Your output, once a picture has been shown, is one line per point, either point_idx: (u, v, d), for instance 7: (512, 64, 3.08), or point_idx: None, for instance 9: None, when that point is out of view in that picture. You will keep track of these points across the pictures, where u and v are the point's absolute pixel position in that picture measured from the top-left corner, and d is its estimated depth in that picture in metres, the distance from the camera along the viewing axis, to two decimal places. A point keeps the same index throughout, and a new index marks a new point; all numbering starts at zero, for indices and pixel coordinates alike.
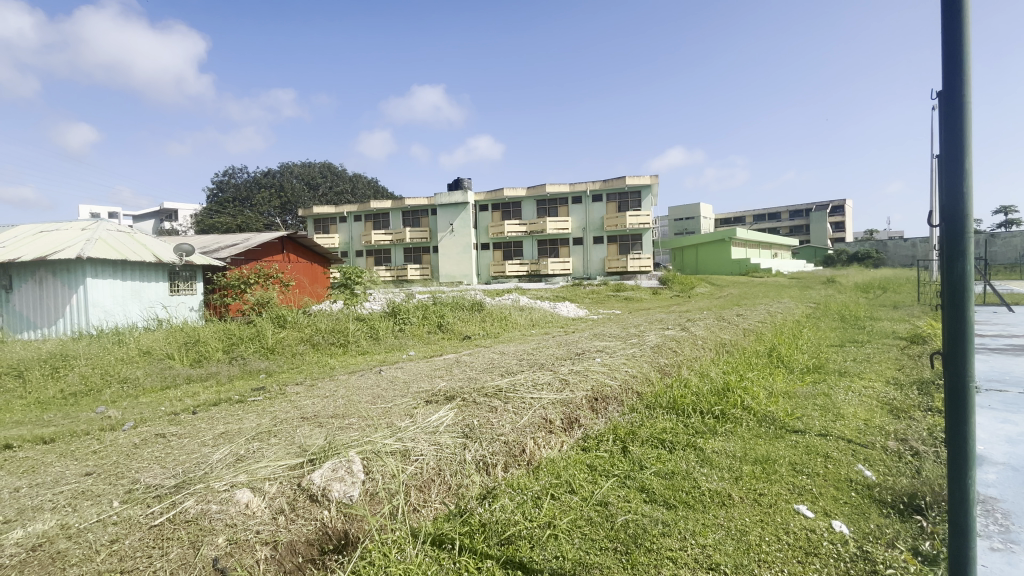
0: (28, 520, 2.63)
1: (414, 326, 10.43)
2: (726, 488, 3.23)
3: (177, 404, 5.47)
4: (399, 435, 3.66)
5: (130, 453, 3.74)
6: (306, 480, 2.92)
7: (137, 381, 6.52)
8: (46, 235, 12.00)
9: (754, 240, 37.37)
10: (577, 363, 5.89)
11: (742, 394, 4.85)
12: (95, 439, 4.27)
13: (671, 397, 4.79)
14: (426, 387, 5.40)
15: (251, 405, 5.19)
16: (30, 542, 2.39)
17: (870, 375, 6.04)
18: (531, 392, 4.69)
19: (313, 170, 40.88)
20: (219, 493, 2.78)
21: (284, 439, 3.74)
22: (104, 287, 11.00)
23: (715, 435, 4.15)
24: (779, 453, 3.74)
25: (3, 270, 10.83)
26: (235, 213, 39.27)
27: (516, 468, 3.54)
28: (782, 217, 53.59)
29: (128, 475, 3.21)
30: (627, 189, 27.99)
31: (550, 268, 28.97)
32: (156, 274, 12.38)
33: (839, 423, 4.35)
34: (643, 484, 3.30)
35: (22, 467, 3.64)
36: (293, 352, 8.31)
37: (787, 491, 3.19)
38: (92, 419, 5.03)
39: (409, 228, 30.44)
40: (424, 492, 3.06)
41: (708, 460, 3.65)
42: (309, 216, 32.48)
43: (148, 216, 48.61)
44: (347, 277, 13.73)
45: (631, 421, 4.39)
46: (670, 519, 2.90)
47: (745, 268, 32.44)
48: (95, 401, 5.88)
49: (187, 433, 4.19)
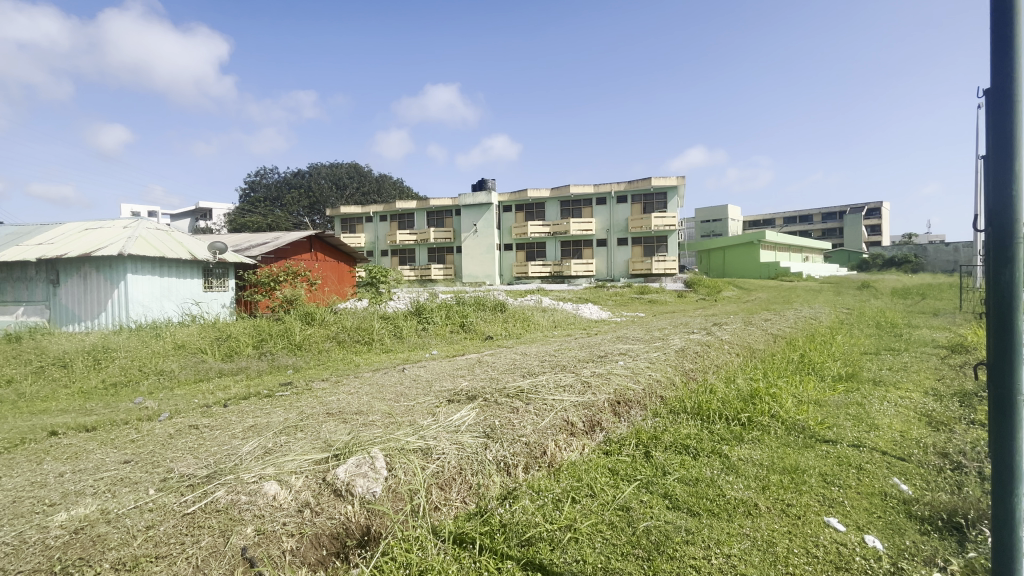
0: (71, 504, 2.76)
1: (437, 326, 10.52)
2: (753, 497, 3.15)
3: (209, 397, 5.67)
4: (421, 433, 3.70)
5: (166, 443, 3.89)
6: (331, 475, 2.99)
7: (173, 373, 6.79)
8: (91, 233, 12.60)
9: (784, 243, 36.47)
10: (600, 365, 5.88)
11: (770, 401, 4.71)
12: (134, 428, 4.47)
13: (696, 402, 4.70)
14: (448, 386, 5.45)
15: (280, 399, 5.33)
16: (73, 526, 2.50)
17: (907, 385, 5.77)
18: (553, 394, 4.68)
19: (341, 170, 41.62)
20: (249, 485, 2.87)
21: (310, 434, 3.83)
22: (142, 283, 11.46)
23: (741, 442, 4.06)
24: (808, 462, 3.63)
25: (51, 266, 11.40)
26: (266, 213, 40.63)
27: (537, 470, 3.53)
28: (814, 220, 51.88)
29: (164, 464, 3.34)
30: (653, 189, 27.63)
31: (573, 269, 28.84)
32: (190, 271, 12.83)
33: (874, 434, 4.18)
34: (666, 490, 3.24)
35: (66, 453, 3.83)
36: (320, 348, 8.49)
37: (817, 503, 3.09)
38: (131, 409, 5.27)
39: (433, 228, 30.78)
40: (445, 490, 3.09)
41: (733, 467, 3.57)
42: (336, 216, 33.19)
43: (185, 215, 50.69)
44: (373, 277, 13.94)
45: (655, 426, 4.33)
46: (693, 526, 2.84)
47: (774, 272, 31.41)
48: (133, 391, 6.15)
49: (219, 425, 4.33)
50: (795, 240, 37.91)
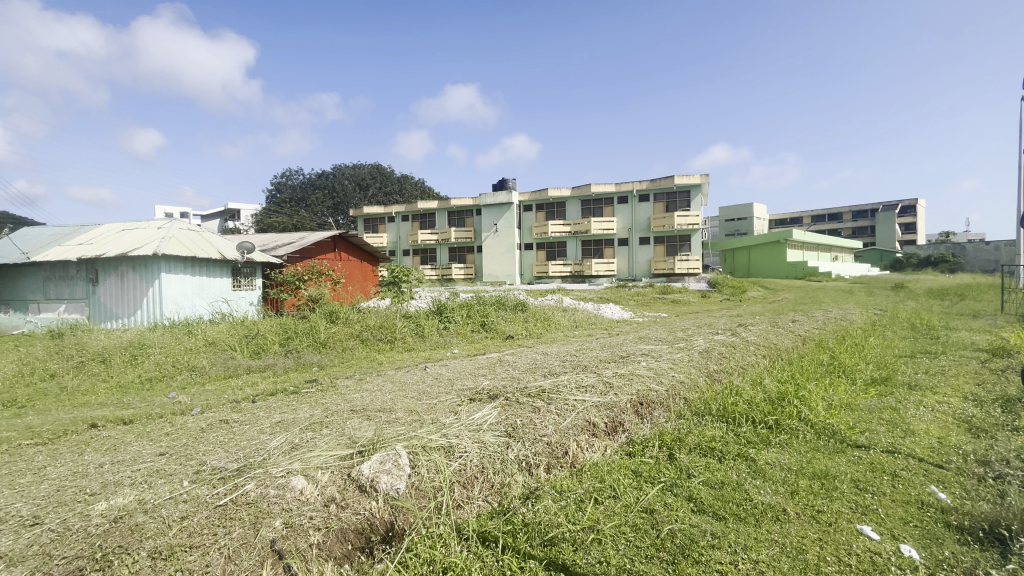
0: (110, 494, 2.88)
1: (458, 325, 10.59)
2: (781, 503, 3.07)
3: (238, 392, 5.83)
4: (443, 431, 3.73)
5: (198, 437, 4.02)
6: (356, 470, 3.05)
7: (205, 369, 7.01)
8: (128, 233, 13.09)
9: (813, 242, 35.46)
10: (623, 365, 5.82)
11: (799, 404, 4.59)
12: (168, 421, 4.63)
13: (721, 404, 4.61)
14: (470, 385, 5.48)
15: (305, 396, 5.45)
16: (112, 515, 2.60)
17: (945, 390, 5.54)
18: (574, 394, 4.67)
19: (364, 171, 42.21)
20: (277, 479, 2.94)
21: (335, 430, 3.90)
22: (175, 282, 11.86)
23: (768, 445, 3.97)
24: (839, 468, 3.53)
25: (90, 266, 11.89)
26: (291, 213, 41.58)
27: (559, 470, 3.52)
28: (844, 218, 50.29)
29: (196, 457, 3.45)
30: (675, 188, 27.21)
31: (594, 268, 28.65)
32: (220, 270, 13.21)
33: (910, 440, 4.03)
34: (691, 493, 3.19)
35: (105, 444, 4.00)
36: (343, 346, 8.64)
37: (849, 510, 3.00)
38: (165, 403, 5.46)
39: (454, 228, 30.98)
40: (467, 488, 3.11)
41: (761, 471, 3.49)
42: (359, 217, 33.70)
43: (215, 216, 52.30)
44: (396, 276, 14.11)
45: (678, 427, 4.27)
46: (719, 531, 2.79)
47: (801, 272, 30.59)
48: (167, 386, 6.38)
49: (248, 420, 4.45)
50: (823, 239, 36.83)
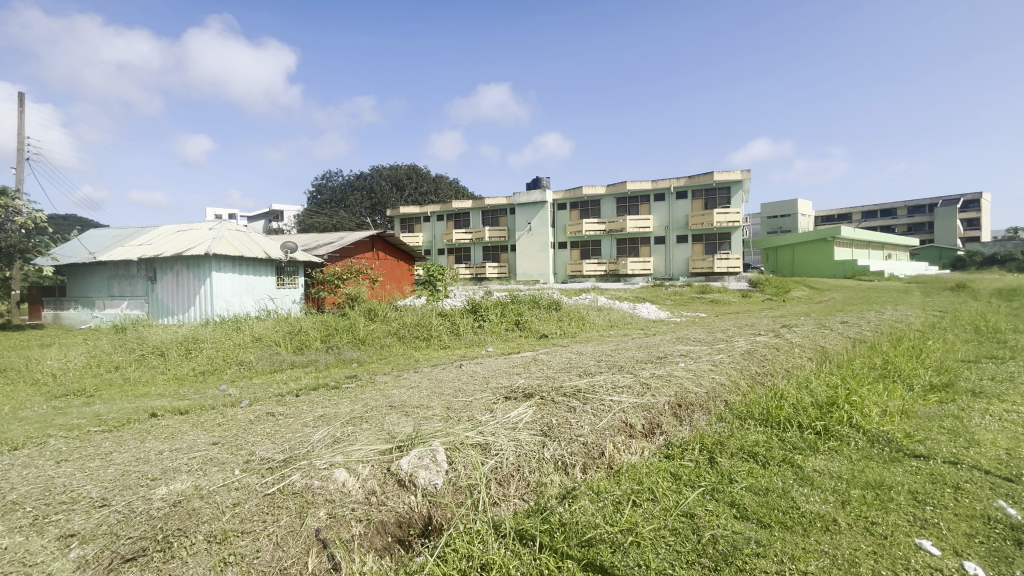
0: (170, 479, 3.06)
1: (492, 323, 10.66)
2: (831, 512, 2.94)
3: (283, 386, 6.08)
4: (479, 428, 3.76)
5: (248, 428, 4.21)
6: (395, 465, 3.12)
7: (252, 364, 7.34)
8: (182, 234, 13.85)
9: (864, 239, 33.65)
10: (660, 366, 5.70)
11: (850, 409, 4.37)
12: (219, 413, 4.88)
13: (765, 408, 4.45)
14: (505, 383, 5.51)
15: (346, 391, 5.62)
16: (172, 499, 2.77)
17: (1015, 398, 5.15)
18: (610, 394, 4.61)
19: (401, 171, 42.98)
20: (321, 470, 3.05)
21: (375, 425, 4.01)
22: (225, 280, 12.46)
23: (816, 452, 3.80)
24: (895, 478, 3.34)
25: (149, 265, 12.67)
26: (331, 214, 42.97)
27: (595, 471, 3.49)
28: (898, 214, 47.48)
29: (246, 447, 3.62)
30: (715, 184, 26.42)
31: (629, 267, 28.20)
32: (266, 269, 13.77)
33: (974, 451, 3.77)
34: (733, 499, 3.10)
35: (164, 432, 4.26)
36: (382, 343, 8.86)
37: (907, 523, 2.84)
38: (216, 395, 5.75)
39: (488, 227, 31.19)
40: (503, 486, 3.13)
41: (808, 479, 3.35)
42: (395, 217, 34.43)
43: (261, 217, 54.68)
44: (431, 275, 14.32)
45: (719, 431, 4.15)
46: (764, 539, 2.69)
47: (850, 270, 29.09)
48: (218, 379, 6.73)
49: (292, 413, 4.63)
50: (875, 237, 34.90)
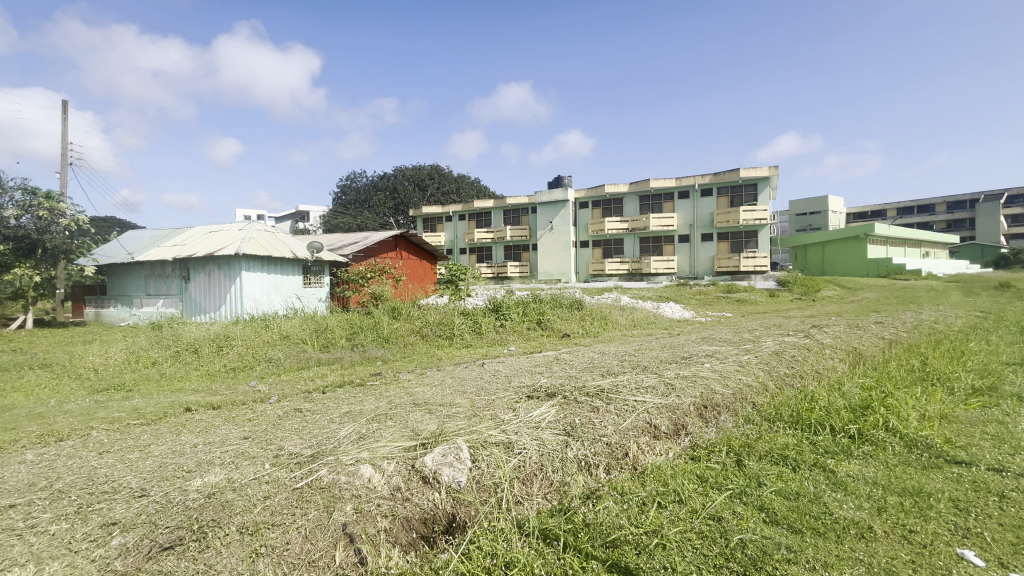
0: (204, 471, 3.17)
1: (514, 323, 10.67)
2: (866, 519, 2.84)
3: (310, 383, 6.23)
4: (502, 427, 3.77)
5: (276, 423, 4.33)
6: (419, 462, 3.16)
7: (280, 361, 7.53)
8: (214, 235, 14.29)
9: (899, 237, 32.39)
10: (685, 367, 5.61)
11: (886, 413, 4.22)
12: (250, 408, 5.03)
13: (795, 411, 4.34)
14: (527, 382, 5.51)
15: (371, 388, 5.73)
16: (207, 491, 2.86)
17: None
18: (634, 394, 4.56)
19: (423, 172, 43.34)
20: (347, 466, 3.11)
21: (399, 422, 4.06)
22: (254, 279, 12.81)
23: (850, 457, 3.67)
24: (935, 485, 3.21)
25: (183, 264, 13.13)
26: (356, 214, 43.74)
27: (619, 471, 3.46)
28: (936, 210, 45.53)
29: (276, 442, 3.72)
30: (741, 181, 25.83)
31: (652, 266, 27.83)
32: (293, 268, 14.10)
33: (1021, 458, 3.58)
34: (762, 503, 3.03)
35: (198, 426, 4.41)
36: (405, 342, 8.98)
37: (948, 532, 2.72)
38: (247, 391, 5.91)
39: (510, 227, 31.22)
40: (527, 485, 3.13)
41: (842, 484, 3.25)
42: (418, 216, 34.78)
43: (288, 217, 56.00)
44: (453, 274, 14.42)
45: (747, 433, 4.06)
46: (795, 545, 2.62)
47: (885, 269, 28.05)
48: (249, 375, 6.93)
49: (319, 410, 4.74)
50: (912, 234, 33.54)
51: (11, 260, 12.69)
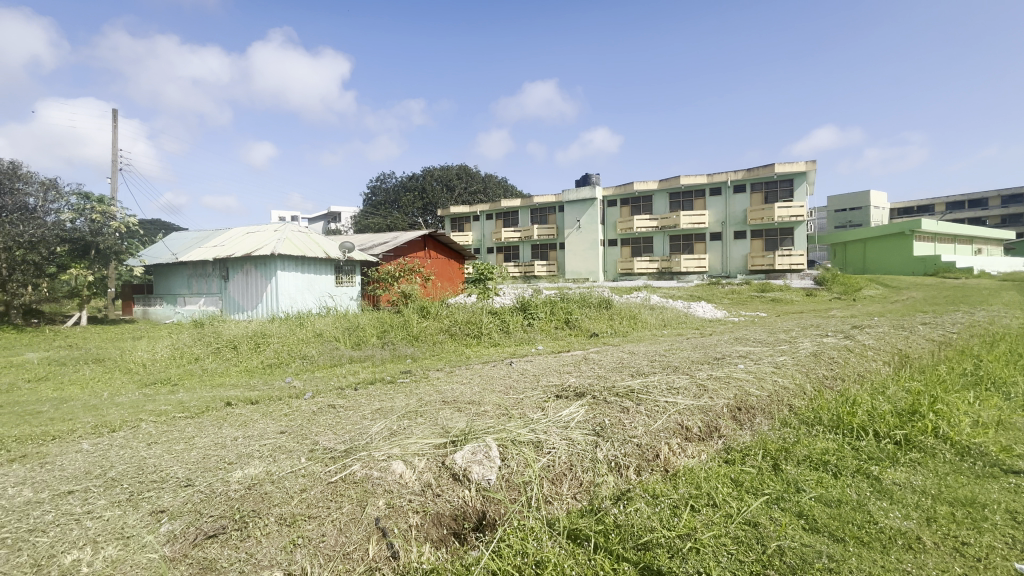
0: (244, 464, 3.29)
1: (542, 322, 10.65)
2: (914, 529, 2.71)
3: (342, 380, 6.39)
4: (532, 426, 3.77)
5: (311, 418, 4.46)
6: (449, 459, 3.19)
7: (314, 358, 7.75)
8: (251, 236, 14.81)
9: (949, 233, 30.69)
10: (717, 367, 5.47)
11: (936, 419, 4.01)
12: (286, 403, 5.20)
13: (835, 414, 4.17)
14: (555, 381, 5.49)
15: (401, 386, 5.83)
16: (247, 482, 2.97)
17: None
18: (665, 395, 4.48)
19: (451, 172, 43.73)
20: (380, 462, 3.17)
21: (429, 419, 4.12)
22: (289, 278, 13.21)
23: (896, 464, 3.51)
24: (990, 495, 3.03)
25: (222, 264, 13.66)
26: (386, 215, 44.55)
27: (650, 473, 3.41)
28: (990, 205, 42.91)
29: (311, 436, 3.83)
30: (776, 176, 25.01)
31: (683, 265, 27.26)
32: (326, 268, 14.45)
33: None
34: (802, 510, 2.92)
35: (238, 420, 4.59)
36: (434, 340, 9.09)
37: (1005, 546, 2.56)
38: (283, 387, 6.11)
39: (537, 225, 31.16)
40: (556, 485, 3.13)
41: (887, 492, 3.11)
42: (446, 216, 35.12)
43: (321, 218, 57.46)
44: (481, 273, 14.49)
45: (784, 436, 3.93)
46: (838, 554, 2.53)
47: (932, 267, 26.66)
48: (284, 372, 7.16)
49: (351, 406, 4.85)
50: (963, 230, 31.73)
51: (67, 261, 13.48)
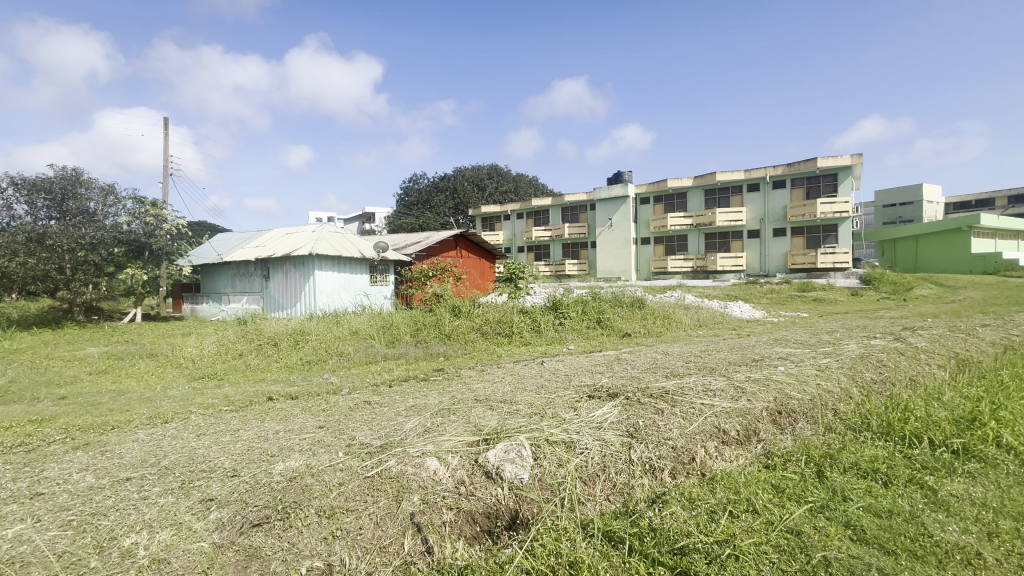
0: (286, 457, 3.42)
1: (573, 321, 10.58)
2: (974, 544, 2.55)
3: (377, 377, 6.55)
4: (564, 426, 3.75)
5: (348, 414, 4.58)
6: (482, 457, 3.21)
7: (350, 355, 7.96)
8: (291, 236, 15.34)
9: (1010, 229, 28.68)
10: (755, 369, 5.30)
11: (998, 428, 3.76)
12: (324, 399, 5.36)
13: (885, 421, 3.96)
14: (588, 381, 5.45)
15: (434, 383, 5.92)
16: (289, 474, 3.08)
17: None
18: (701, 397, 4.36)
19: (482, 172, 43.98)
20: (414, 458, 3.22)
21: (462, 417, 4.15)
22: (326, 278, 13.62)
23: (952, 475, 3.31)
24: None
25: (264, 264, 14.21)
26: (418, 215, 45.19)
27: (686, 476, 3.34)
28: None
29: (348, 432, 3.93)
30: (819, 171, 23.99)
31: (719, 263, 26.50)
32: (361, 267, 14.80)
33: None
34: (849, 519, 2.80)
35: (280, 414, 4.76)
36: (466, 338, 9.19)
37: None
38: (321, 383, 6.31)
39: (568, 224, 30.96)
40: (589, 486, 3.11)
41: (943, 504, 2.94)
42: (477, 216, 35.36)
43: (356, 219, 58.84)
44: (511, 272, 14.52)
45: (828, 442, 3.77)
46: (889, 567, 2.40)
47: (992, 265, 24.97)
48: (322, 368, 7.39)
49: (386, 402, 4.96)
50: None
51: (123, 261, 14.32)
